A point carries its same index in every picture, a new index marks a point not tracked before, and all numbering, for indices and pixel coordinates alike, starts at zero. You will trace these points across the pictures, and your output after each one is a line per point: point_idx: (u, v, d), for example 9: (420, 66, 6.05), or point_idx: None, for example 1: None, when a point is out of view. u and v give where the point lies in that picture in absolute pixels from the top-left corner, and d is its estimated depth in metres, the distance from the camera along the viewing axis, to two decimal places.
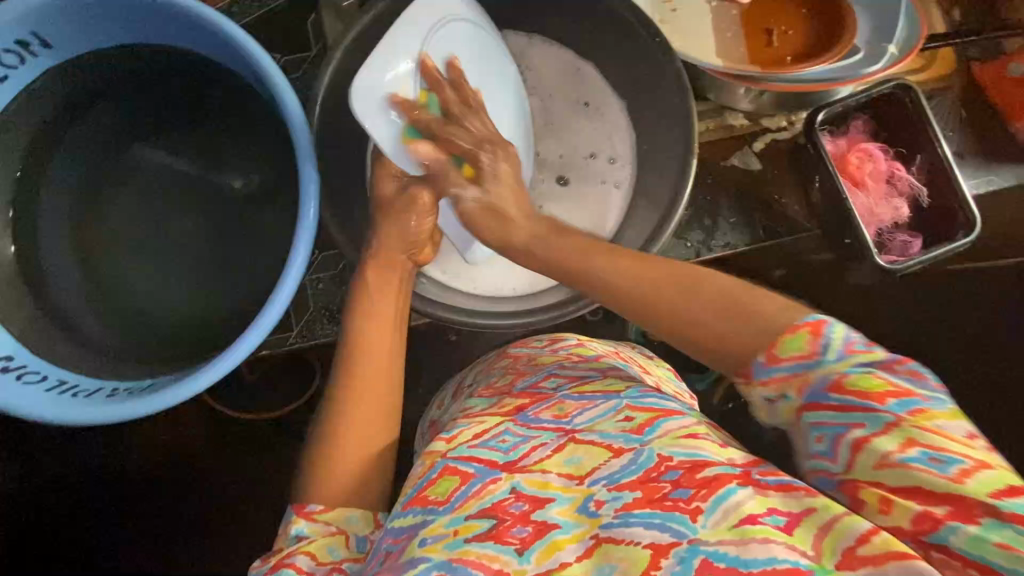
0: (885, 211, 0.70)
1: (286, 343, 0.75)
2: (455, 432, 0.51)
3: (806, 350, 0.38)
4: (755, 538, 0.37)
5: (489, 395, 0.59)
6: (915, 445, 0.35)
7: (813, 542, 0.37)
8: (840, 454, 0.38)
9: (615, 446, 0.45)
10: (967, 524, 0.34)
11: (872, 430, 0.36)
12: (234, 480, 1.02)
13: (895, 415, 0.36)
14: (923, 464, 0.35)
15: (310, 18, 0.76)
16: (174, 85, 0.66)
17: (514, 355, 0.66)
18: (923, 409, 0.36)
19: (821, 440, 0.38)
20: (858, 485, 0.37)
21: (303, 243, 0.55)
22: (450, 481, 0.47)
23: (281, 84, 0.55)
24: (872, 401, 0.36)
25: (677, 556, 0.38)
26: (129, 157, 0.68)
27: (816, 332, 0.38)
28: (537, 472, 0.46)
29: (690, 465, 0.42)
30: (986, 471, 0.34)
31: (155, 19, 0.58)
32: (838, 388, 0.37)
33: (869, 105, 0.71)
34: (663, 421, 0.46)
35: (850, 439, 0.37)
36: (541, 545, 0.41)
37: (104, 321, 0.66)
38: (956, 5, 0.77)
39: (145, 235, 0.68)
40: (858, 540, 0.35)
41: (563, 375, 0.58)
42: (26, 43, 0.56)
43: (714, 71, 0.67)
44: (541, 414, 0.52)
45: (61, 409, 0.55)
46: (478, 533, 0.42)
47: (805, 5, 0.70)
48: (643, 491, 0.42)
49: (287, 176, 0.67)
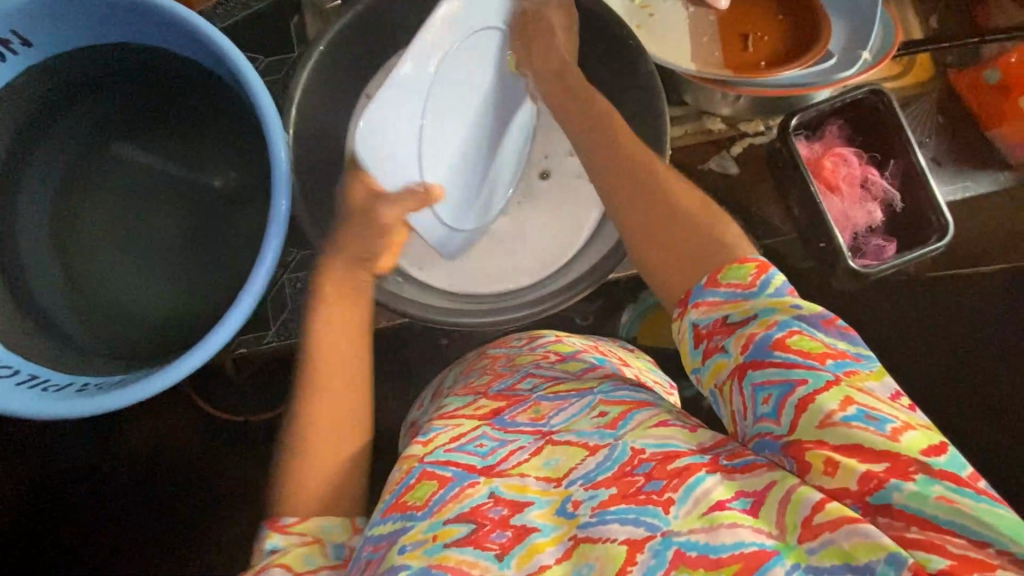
0: (860, 216, 0.70)
1: (265, 342, 0.75)
2: (431, 435, 0.51)
3: (747, 280, 0.42)
4: (722, 524, 0.38)
5: (465, 394, 0.59)
6: (853, 403, 0.37)
7: (776, 520, 0.38)
8: (784, 415, 0.39)
9: (591, 445, 0.45)
10: (905, 482, 0.35)
11: (814, 387, 0.38)
12: (218, 481, 1.02)
13: (832, 374, 0.38)
14: (862, 422, 0.37)
15: (294, 21, 0.77)
16: (156, 85, 0.66)
17: (492, 356, 0.67)
18: (856, 370, 0.39)
19: (767, 401, 0.40)
20: (803, 447, 0.38)
21: (274, 240, 0.55)
22: (427, 486, 0.46)
23: (257, 83, 0.55)
24: (813, 359, 0.39)
25: (651, 551, 0.38)
26: (111, 155, 0.69)
27: (761, 269, 0.43)
28: (514, 476, 0.46)
29: (662, 456, 0.42)
30: (912, 431, 0.37)
31: (135, 18, 0.58)
32: (783, 345, 0.39)
33: (845, 110, 0.71)
34: (636, 412, 0.47)
35: (795, 398, 0.38)
36: (519, 550, 0.41)
37: (82, 318, 0.66)
38: (934, 13, 0.78)
39: (124, 234, 0.69)
40: (814, 508, 0.37)
41: (538, 375, 0.58)
42: (6, 41, 0.57)
43: (689, 74, 0.67)
44: (517, 418, 0.51)
45: (32, 403, 0.55)
46: (457, 538, 0.42)
47: (782, 12, 0.70)
48: (618, 487, 0.42)
49: (266, 176, 0.68)
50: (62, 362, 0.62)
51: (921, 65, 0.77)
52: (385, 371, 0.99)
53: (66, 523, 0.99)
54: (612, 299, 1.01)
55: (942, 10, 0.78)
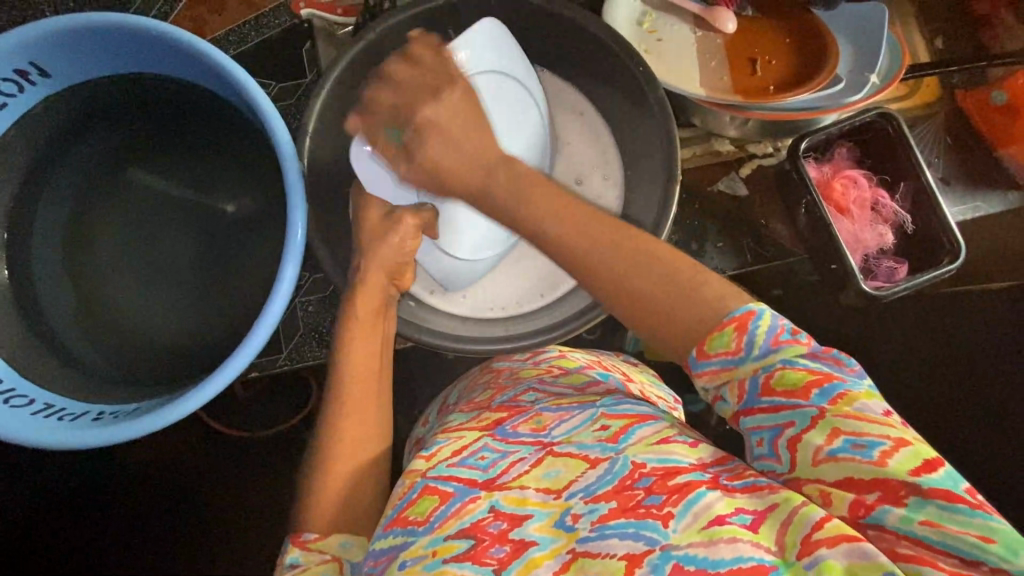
0: (871, 237, 0.70)
1: (275, 364, 0.75)
2: (433, 449, 0.50)
3: (733, 347, 0.41)
4: (722, 539, 0.38)
5: (468, 410, 0.58)
6: (840, 435, 0.37)
7: (775, 538, 0.38)
8: (781, 454, 0.40)
9: (592, 457, 0.45)
10: (897, 505, 0.36)
11: (801, 426, 0.39)
12: (225, 502, 1.01)
13: (818, 408, 0.38)
14: (848, 453, 0.37)
15: (306, 47, 0.78)
16: (172, 111, 0.67)
17: (497, 369, 0.67)
18: (843, 394, 0.38)
19: (762, 443, 0.41)
20: (801, 482, 0.39)
21: (291, 271, 0.56)
22: (429, 501, 0.46)
23: (270, 113, 0.56)
24: (799, 398, 0.39)
25: (650, 565, 0.38)
26: (124, 181, 0.69)
27: (741, 328, 0.40)
28: (515, 488, 0.45)
29: (663, 471, 0.42)
30: (903, 450, 0.36)
31: (150, 49, 0.59)
32: (767, 390, 0.40)
33: (853, 135, 0.71)
34: (638, 427, 0.46)
35: (786, 438, 0.39)
36: (518, 565, 0.42)
37: (96, 344, 0.66)
38: (939, 34, 0.78)
39: (137, 260, 0.69)
40: (814, 526, 0.37)
41: (542, 390, 0.58)
42: (24, 73, 0.58)
43: (697, 99, 0.68)
44: (518, 428, 0.51)
45: (50, 433, 0.55)
46: (457, 554, 0.43)
47: (788, 35, 0.71)
48: (618, 500, 0.42)
49: (279, 200, 0.68)
50: (77, 390, 0.62)
51: (928, 86, 0.78)
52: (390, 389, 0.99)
53: (75, 543, 0.99)
54: (619, 316, 1.01)
55: (948, 32, 0.78)
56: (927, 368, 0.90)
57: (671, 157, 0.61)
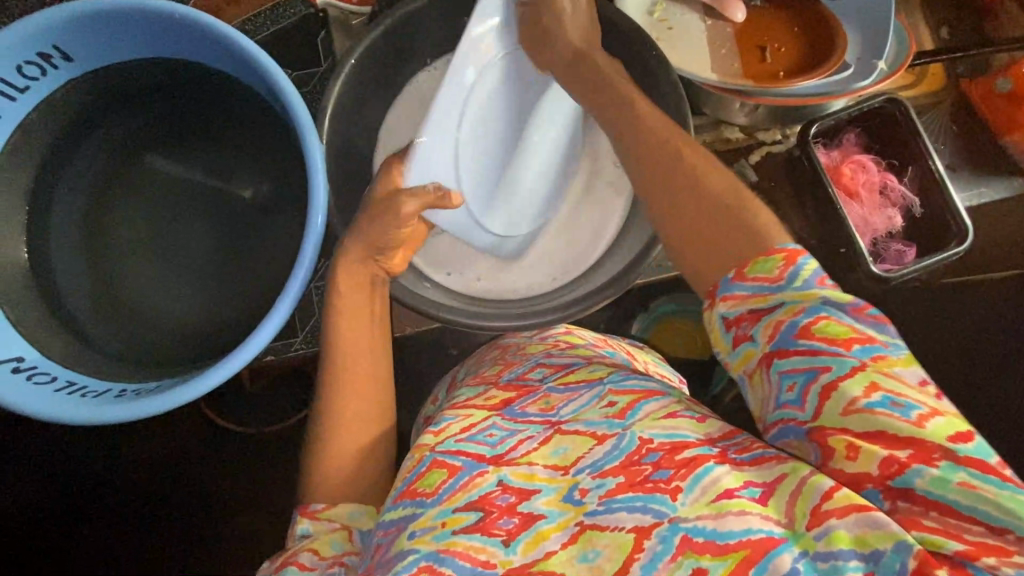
0: (880, 220, 0.71)
1: (290, 348, 0.76)
2: (443, 425, 0.51)
3: (773, 274, 0.41)
4: (730, 512, 0.39)
5: (476, 384, 0.59)
6: (878, 389, 0.37)
7: (785, 509, 0.38)
8: (808, 402, 0.39)
9: (598, 434, 0.46)
10: (928, 467, 0.36)
11: (838, 374, 0.38)
12: (234, 491, 1.02)
13: (859, 360, 0.38)
14: (886, 408, 0.37)
15: (321, 35, 0.79)
16: (190, 97, 0.68)
17: (503, 346, 0.68)
18: (883, 355, 0.38)
19: (791, 388, 0.40)
20: (826, 432, 0.39)
21: (309, 252, 0.57)
22: (438, 473, 0.47)
23: (292, 94, 0.57)
24: (839, 346, 0.38)
25: (658, 537, 0.39)
26: (142, 166, 0.70)
27: (789, 260, 0.41)
28: (523, 464, 0.46)
29: (670, 447, 0.43)
30: (938, 417, 0.36)
31: (171, 33, 0.60)
32: (807, 333, 0.39)
33: (860, 119, 0.72)
34: (644, 403, 0.47)
35: (819, 384, 0.39)
36: (526, 537, 0.43)
37: (114, 326, 0.67)
38: (943, 24, 0.80)
39: (155, 244, 0.70)
40: (824, 496, 0.37)
41: (549, 365, 0.58)
42: (48, 56, 0.59)
43: (709, 84, 0.69)
44: (527, 408, 0.52)
45: (73, 409, 0.55)
46: (466, 525, 0.43)
47: (797, 24, 0.72)
48: (626, 475, 0.42)
49: (295, 185, 0.69)
50: (97, 369, 0.63)
51: (933, 75, 0.79)
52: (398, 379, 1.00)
53: (85, 532, 1.00)
54: (626, 306, 1.02)
55: (953, 21, 0.80)
56: (933, 355, 0.91)
57: (685, 141, 0.62)
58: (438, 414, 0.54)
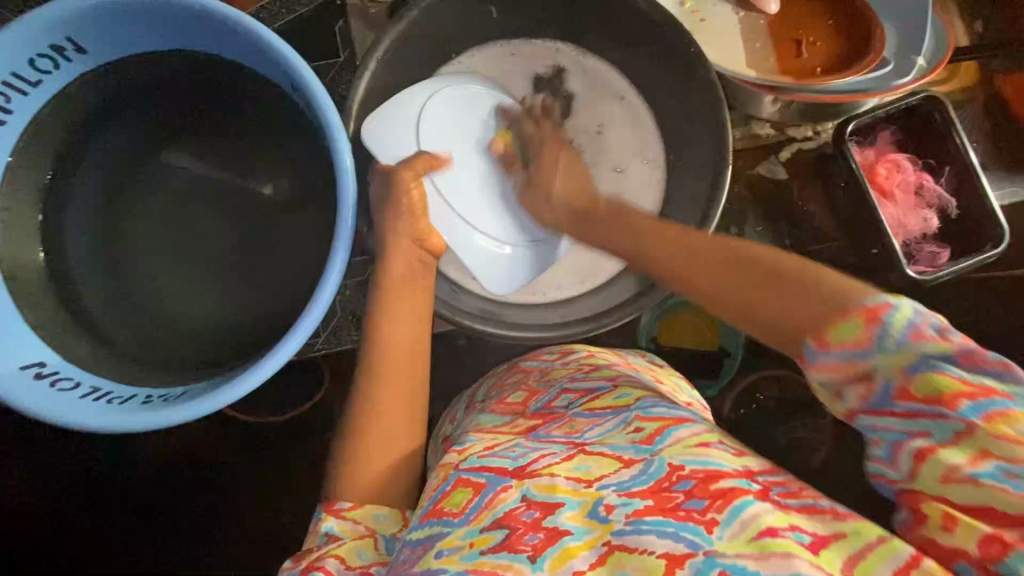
0: (914, 222, 0.70)
1: (312, 348, 0.75)
2: (466, 444, 0.52)
3: (862, 336, 0.37)
4: (775, 552, 0.37)
5: (501, 413, 0.60)
6: (988, 459, 0.35)
7: (841, 563, 0.37)
8: (901, 462, 0.38)
9: (625, 458, 0.46)
10: None
11: (939, 440, 0.36)
12: (248, 486, 1.01)
13: (966, 424, 0.35)
14: (997, 480, 0.35)
15: (339, 25, 0.76)
16: (208, 92, 0.66)
17: (525, 369, 0.67)
18: (1003, 414, 0.35)
19: (880, 445, 0.39)
20: (921, 497, 0.38)
21: (342, 255, 0.55)
22: (463, 493, 0.47)
23: (321, 91, 0.55)
24: (944, 409, 0.35)
25: (693, 568, 0.38)
26: (158, 162, 0.68)
27: (873, 318, 0.37)
28: (545, 476, 0.46)
29: (703, 475, 0.42)
30: None
31: (192, 25, 0.58)
32: (907, 395, 0.36)
33: (897, 117, 0.71)
34: (673, 430, 0.47)
35: (914, 447, 0.37)
36: (553, 552, 0.41)
37: (133, 328, 0.65)
38: (979, 18, 0.78)
39: (172, 242, 0.68)
40: (899, 568, 0.36)
41: (574, 391, 0.58)
42: (61, 48, 0.56)
43: (743, 80, 0.67)
44: (552, 431, 0.53)
45: (99, 416, 0.54)
46: (493, 545, 0.42)
47: (831, 17, 0.70)
48: (655, 499, 0.42)
49: (316, 183, 0.67)
50: (119, 372, 0.61)
51: (965, 71, 0.77)
52: None
53: (98, 529, 0.99)
54: None
55: (987, 16, 0.78)
56: None
57: (723, 144, 0.61)
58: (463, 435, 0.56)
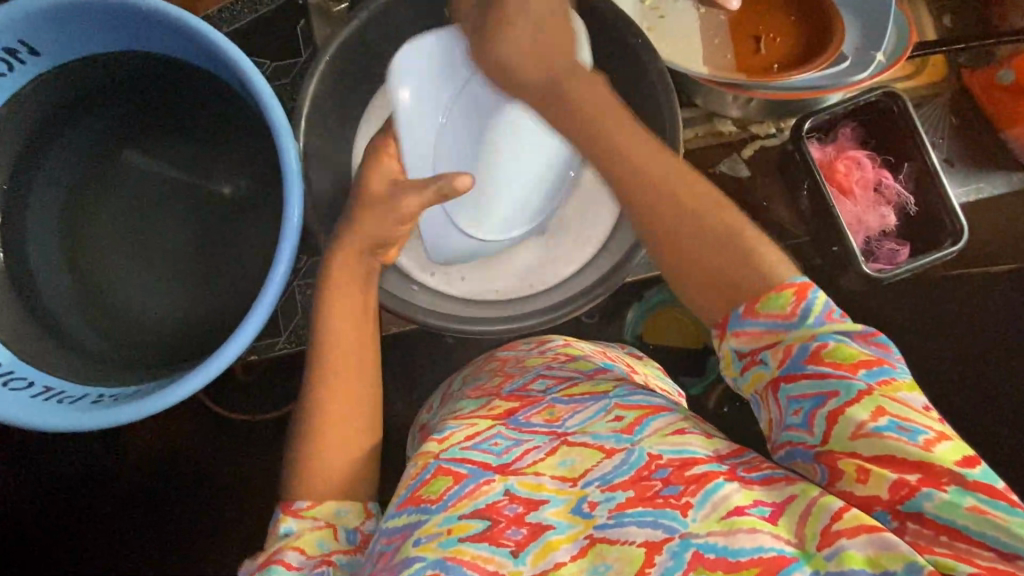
0: (872, 220, 0.70)
1: (275, 349, 0.76)
2: (446, 432, 0.50)
3: (786, 310, 0.40)
4: (741, 529, 0.38)
5: (477, 396, 0.58)
6: (885, 414, 0.37)
7: (796, 529, 0.38)
8: (816, 426, 0.39)
9: (606, 448, 0.45)
10: (938, 490, 0.35)
11: (846, 400, 0.37)
12: (226, 483, 1.01)
13: (866, 384, 0.37)
14: (894, 432, 0.36)
15: (301, 25, 0.76)
16: (168, 94, 0.66)
17: (502, 357, 0.66)
18: (890, 379, 0.38)
19: (798, 412, 0.39)
20: (836, 456, 0.38)
21: (286, 252, 0.55)
22: (443, 481, 0.45)
23: (266, 91, 0.55)
24: (847, 371, 0.38)
25: (669, 552, 0.38)
26: (118, 163, 0.68)
27: (800, 294, 0.40)
28: (530, 474, 0.45)
29: (680, 463, 0.42)
30: (945, 442, 0.36)
31: (141, 25, 0.58)
32: (817, 360, 0.38)
33: (858, 113, 0.70)
34: (652, 419, 0.46)
35: (827, 410, 0.38)
36: (534, 547, 0.41)
37: (92, 328, 0.66)
38: (948, 11, 0.77)
39: (134, 243, 0.68)
40: (833, 517, 0.37)
41: (551, 376, 0.58)
42: (14, 51, 0.57)
43: (699, 77, 0.67)
44: (532, 418, 0.50)
45: (50, 417, 0.55)
46: (472, 534, 0.42)
47: (794, 12, 0.69)
48: (635, 490, 0.41)
49: (276, 183, 0.68)
50: (76, 372, 0.62)
51: (934, 64, 0.76)
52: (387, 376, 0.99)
53: (78, 527, 1.00)
54: (619, 297, 1.00)
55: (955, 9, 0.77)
56: (928, 347, 0.91)
57: (674, 141, 0.61)
58: (440, 422, 0.54)
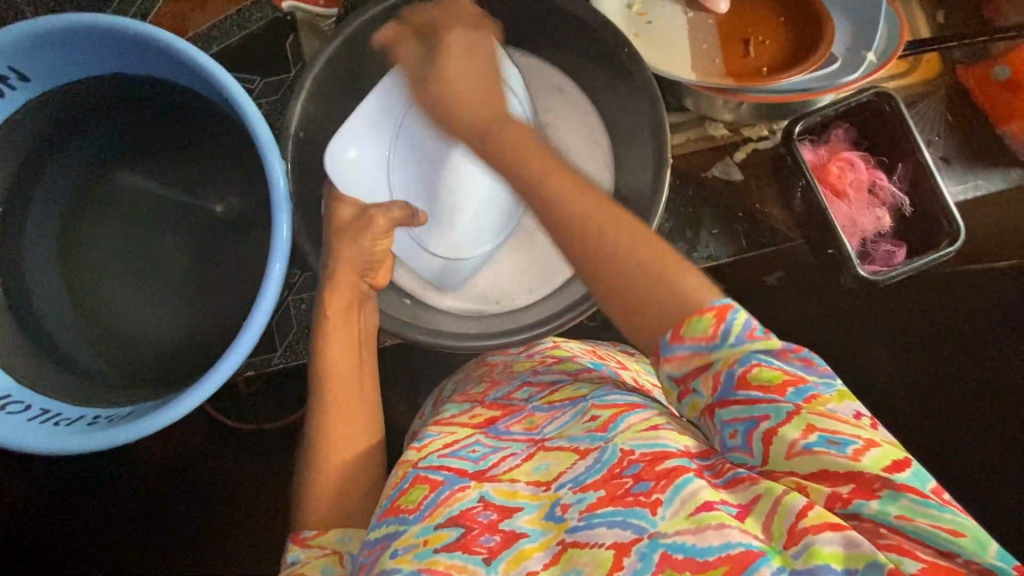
0: (867, 221, 0.69)
1: (271, 363, 0.76)
2: (426, 441, 0.51)
3: (709, 332, 0.41)
4: (710, 525, 0.37)
5: (461, 402, 0.58)
6: (815, 430, 0.38)
7: (762, 525, 0.37)
8: (754, 447, 0.40)
9: (581, 449, 0.45)
10: (869, 499, 0.36)
11: (777, 420, 0.39)
12: (230, 495, 1.01)
13: (793, 403, 0.38)
14: (824, 447, 0.37)
15: (289, 40, 0.77)
16: (157, 115, 0.67)
17: (491, 363, 0.66)
18: (816, 394, 0.39)
19: (735, 435, 0.40)
20: (776, 475, 0.39)
21: (277, 269, 0.55)
22: (419, 490, 0.46)
23: (249, 109, 0.55)
24: (773, 393, 0.39)
25: (639, 553, 0.38)
26: (111, 184, 0.68)
27: (720, 316, 0.41)
28: (505, 481, 0.45)
29: (652, 457, 0.42)
30: (875, 448, 0.37)
31: (126, 48, 0.58)
32: (744, 384, 0.39)
33: (850, 114, 0.69)
34: (627, 414, 0.46)
35: (760, 431, 0.39)
36: (507, 555, 0.41)
37: (89, 348, 0.66)
38: (940, 7, 0.76)
39: (128, 262, 0.69)
40: (797, 515, 0.36)
41: (535, 383, 0.57)
42: (5, 77, 0.57)
43: (687, 83, 0.66)
44: (512, 428, 0.51)
45: (45, 440, 0.55)
46: (447, 543, 0.41)
47: (783, 14, 0.69)
48: (607, 489, 0.41)
49: (265, 199, 0.68)
50: (72, 394, 0.62)
51: (928, 62, 0.76)
52: (388, 386, 0.99)
53: (81, 544, 0.99)
54: None
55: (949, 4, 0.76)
56: None
57: (662, 150, 0.60)
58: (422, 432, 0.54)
